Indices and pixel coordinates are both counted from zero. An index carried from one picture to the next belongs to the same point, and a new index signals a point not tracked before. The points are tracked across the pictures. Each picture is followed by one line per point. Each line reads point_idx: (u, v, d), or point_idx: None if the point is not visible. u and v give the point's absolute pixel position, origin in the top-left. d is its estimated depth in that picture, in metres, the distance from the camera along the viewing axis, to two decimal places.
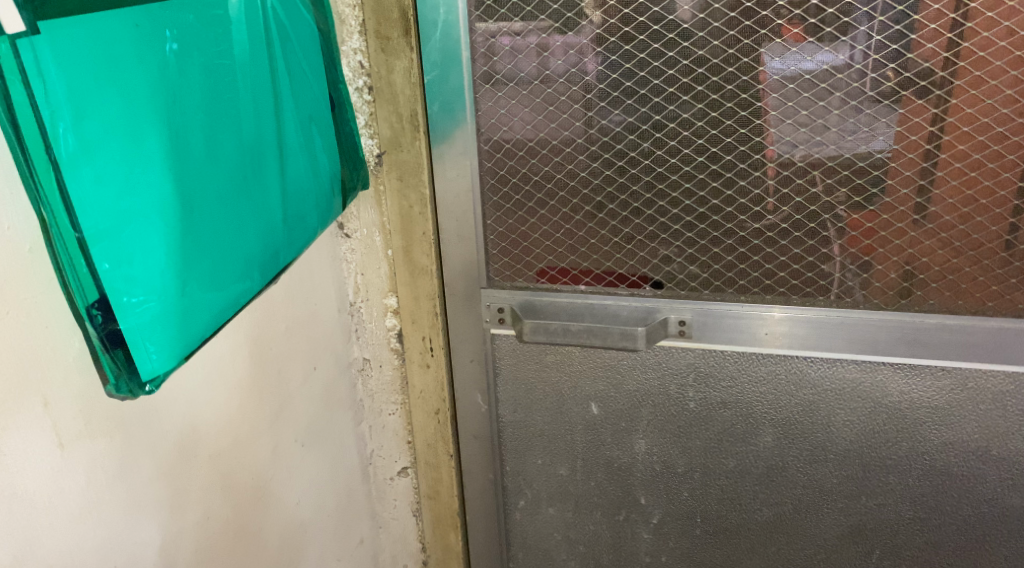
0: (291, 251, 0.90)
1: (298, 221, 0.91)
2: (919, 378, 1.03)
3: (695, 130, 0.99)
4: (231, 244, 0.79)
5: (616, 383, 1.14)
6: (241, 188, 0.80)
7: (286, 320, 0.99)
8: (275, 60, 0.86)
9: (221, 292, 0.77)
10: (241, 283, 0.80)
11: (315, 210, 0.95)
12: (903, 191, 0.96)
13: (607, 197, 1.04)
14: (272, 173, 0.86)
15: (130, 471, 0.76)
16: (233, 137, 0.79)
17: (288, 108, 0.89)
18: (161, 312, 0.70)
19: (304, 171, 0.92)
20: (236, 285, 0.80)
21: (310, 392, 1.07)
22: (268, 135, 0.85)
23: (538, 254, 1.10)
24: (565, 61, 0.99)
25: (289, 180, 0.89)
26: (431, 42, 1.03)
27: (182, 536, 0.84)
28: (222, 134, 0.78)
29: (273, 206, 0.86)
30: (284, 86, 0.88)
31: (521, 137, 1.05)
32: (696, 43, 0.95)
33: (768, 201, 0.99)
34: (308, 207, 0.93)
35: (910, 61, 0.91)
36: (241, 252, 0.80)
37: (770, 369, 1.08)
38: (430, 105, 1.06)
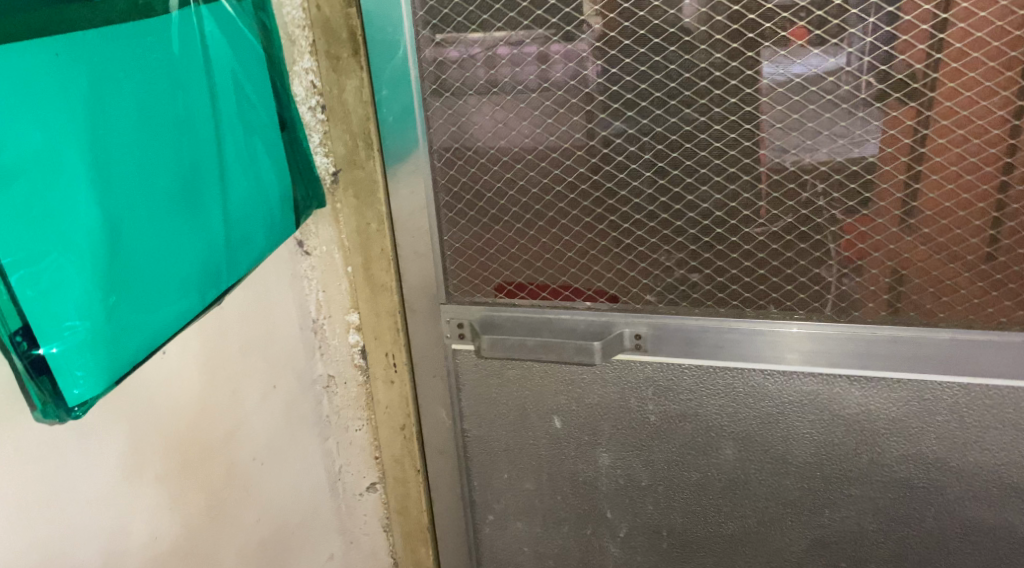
0: (235, 271, 0.91)
1: (244, 244, 0.93)
2: (875, 390, 1.02)
3: (641, 145, 0.99)
4: (165, 269, 0.81)
5: (577, 397, 1.13)
6: (175, 212, 0.82)
7: (242, 335, 1.00)
8: (215, 86, 0.88)
9: (152, 315, 0.79)
10: (177, 306, 0.82)
11: (265, 234, 0.97)
12: (850, 203, 0.96)
13: (559, 212, 1.05)
14: (212, 197, 0.87)
15: (64, 493, 0.78)
16: (169, 163, 0.81)
17: (232, 133, 0.91)
18: (88, 337, 0.72)
19: (249, 192, 0.93)
20: (171, 309, 0.82)
21: (271, 408, 1.08)
22: (207, 160, 0.87)
23: (495, 270, 1.10)
24: (512, 78, 1.00)
25: (230, 202, 0.90)
26: (381, 61, 1.04)
27: (127, 555, 0.85)
28: (156, 161, 0.80)
29: (212, 227, 0.87)
30: (225, 109, 0.90)
31: (473, 153, 1.05)
32: (638, 60, 0.96)
33: (716, 215, 1.00)
34: (254, 228, 0.94)
35: (849, 75, 0.91)
36: (174, 274, 0.82)
37: (728, 382, 1.07)
38: (383, 120, 1.07)
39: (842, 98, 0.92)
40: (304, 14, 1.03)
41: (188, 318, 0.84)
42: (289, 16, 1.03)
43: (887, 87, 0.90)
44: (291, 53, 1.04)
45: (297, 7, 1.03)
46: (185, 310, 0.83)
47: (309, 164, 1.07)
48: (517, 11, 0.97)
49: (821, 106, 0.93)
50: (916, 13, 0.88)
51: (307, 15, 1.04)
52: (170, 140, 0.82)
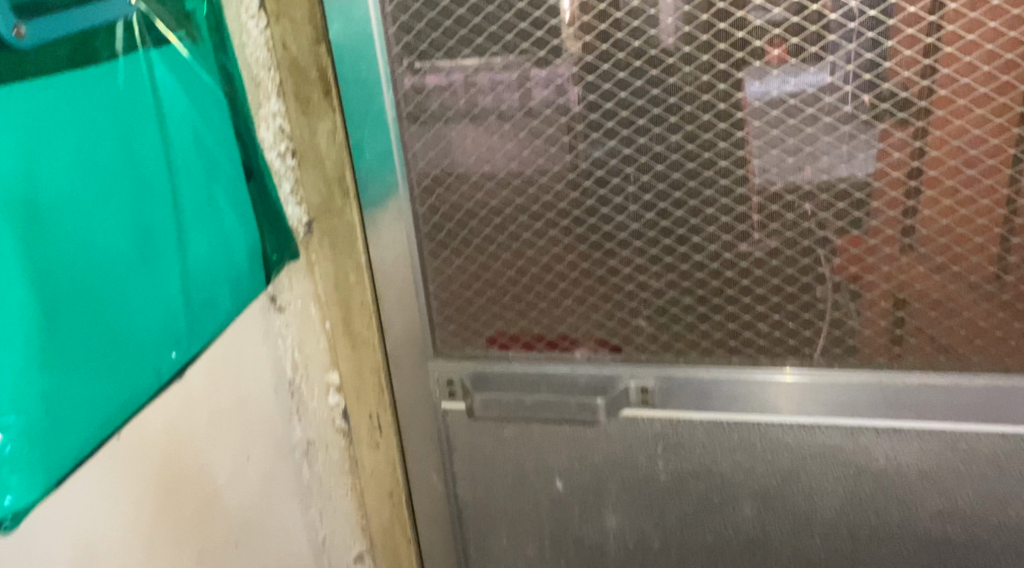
0: (194, 342, 0.83)
1: (207, 310, 0.84)
2: (905, 442, 0.94)
3: (641, 185, 0.91)
4: (117, 347, 0.72)
5: (580, 456, 1.04)
6: (124, 281, 0.73)
7: (220, 393, 0.91)
8: (170, 137, 0.80)
9: (99, 401, 0.70)
10: (128, 388, 0.74)
11: (231, 297, 0.88)
12: (870, 241, 0.88)
13: (554, 257, 0.96)
14: (168, 262, 0.79)
15: None
16: (122, 227, 0.73)
17: (192, 187, 0.83)
18: (25, 432, 0.63)
19: (209, 253, 0.84)
20: (123, 392, 0.73)
21: (258, 471, 0.98)
22: (163, 220, 0.78)
23: (486, 321, 1.01)
24: (498, 116, 0.92)
25: (189, 266, 0.81)
26: (355, 102, 0.95)
27: None
28: (105, 226, 0.71)
29: (168, 296, 0.78)
30: (180, 163, 0.81)
31: (458, 198, 0.97)
32: (635, 93, 0.88)
33: (725, 256, 0.92)
34: (218, 292, 0.86)
35: (867, 103, 0.83)
36: (123, 354, 0.73)
37: (744, 437, 0.99)
38: (358, 164, 0.98)
39: (859, 128, 0.84)
40: (269, 52, 0.94)
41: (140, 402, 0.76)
42: (252, 55, 0.92)
43: (909, 115, 0.83)
44: (257, 96, 0.93)
45: (261, 46, 0.93)
46: (137, 392, 0.75)
47: (280, 214, 0.96)
48: (500, 44, 0.89)
49: (837, 137, 0.85)
50: (938, 34, 0.79)
51: (272, 55, 0.94)
52: (122, 201, 0.73)
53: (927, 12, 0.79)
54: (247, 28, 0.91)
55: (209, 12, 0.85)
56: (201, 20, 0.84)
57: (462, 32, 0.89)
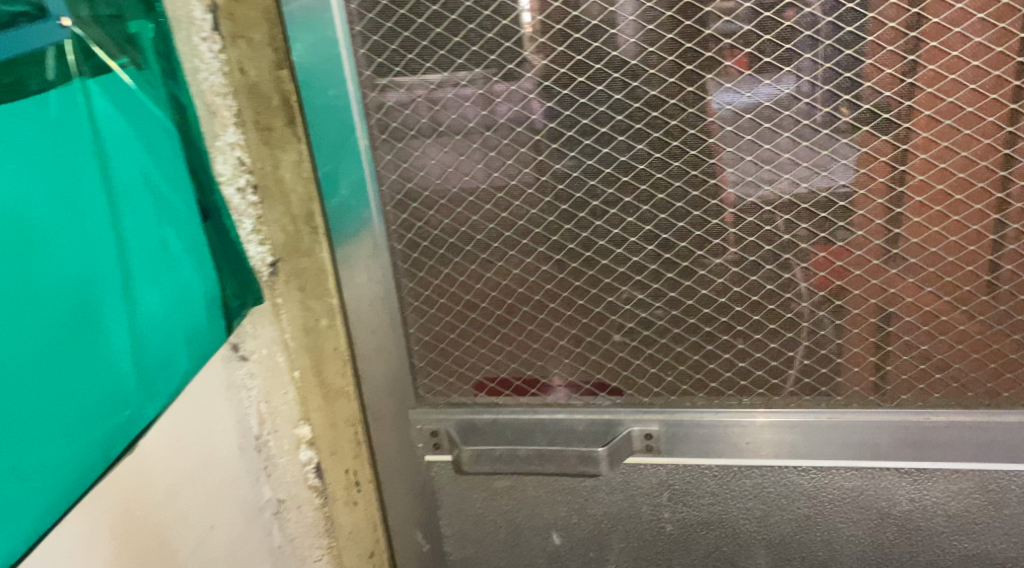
0: (144, 406, 0.73)
1: (159, 375, 0.75)
2: (931, 484, 0.88)
3: (641, 215, 0.83)
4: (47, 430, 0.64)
5: (579, 508, 0.96)
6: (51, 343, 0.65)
7: (191, 454, 0.82)
8: (112, 181, 0.71)
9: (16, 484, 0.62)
10: (61, 477, 0.65)
11: (189, 355, 0.79)
12: (891, 271, 0.81)
13: (547, 294, 0.87)
14: (111, 318, 0.70)
15: None
16: (51, 285, 0.65)
17: (139, 236, 0.74)
18: None
19: (161, 306, 0.76)
20: (54, 483, 0.64)
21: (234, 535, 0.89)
22: (104, 275, 0.69)
23: (473, 365, 0.92)
24: (482, 144, 0.83)
25: (135, 321, 0.73)
26: (324, 130, 0.86)
27: None
28: (30, 293, 0.63)
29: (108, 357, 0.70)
30: (124, 205, 0.72)
31: (439, 233, 0.88)
32: (633, 116, 0.80)
33: (734, 290, 0.84)
34: (173, 349, 0.77)
35: (886, 122, 0.77)
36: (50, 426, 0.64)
37: (756, 482, 0.91)
38: (327, 200, 0.89)
39: (879, 149, 0.78)
40: (224, 78, 0.84)
41: (78, 492, 0.67)
42: (206, 82, 0.83)
43: (932, 134, 0.77)
44: (213, 125, 0.84)
45: (215, 72, 0.83)
46: (73, 481, 0.66)
47: (241, 254, 0.87)
48: (483, 65, 0.81)
49: (855, 160, 0.79)
50: (963, 48, 0.74)
51: (228, 81, 0.84)
52: (51, 261, 0.65)
53: (951, 24, 0.74)
54: (200, 52, 0.82)
55: (156, 35, 0.76)
56: (147, 44, 0.75)
57: (441, 52, 0.81)
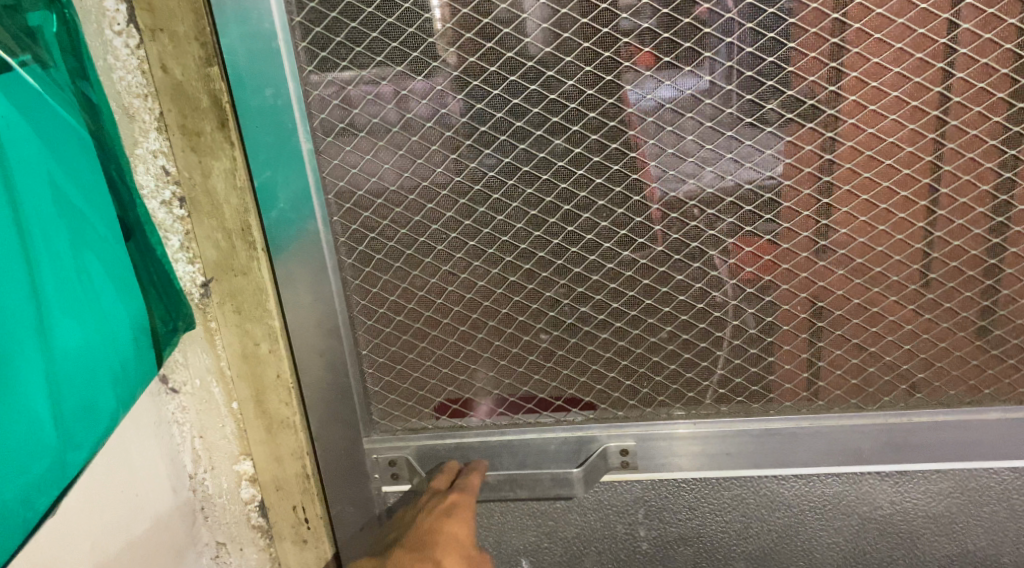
0: (58, 450, 0.65)
1: (84, 414, 0.67)
2: (911, 485, 0.86)
3: (615, 219, 0.77)
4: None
5: (549, 531, 0.90)
6: None
7: (127, 500, 0.77)
8: (22, 200, 0.64)
9: None
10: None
11: (116, 393, 0.71)
12: (876, 269, 0.78)
13: (515, 307, 0.81)
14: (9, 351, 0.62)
15: None
16: None
17: (58, 262, 0.67)
18: None
19: (78, 338, 0.68)
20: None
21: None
22: (16, 307, 0.62)
23: (434, 387, 0.85)
24: (442, 145, 0.75)
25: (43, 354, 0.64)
26: (260, 135, 0.75)
27: None
28: None
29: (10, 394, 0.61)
30: (29, 221, 0.64)
31: (394, 246, 0.79)
32: (605, 113, 0.74)
33: (714, 295, 0.80)
34: (94, 385, 0.69)
35: (874, 113, 0.73)
36: None
37: (735, 494, 0.87)
38: (265, 213, 0.78)
39: (865, 143, 0.74)
40: (144, 78, 0.76)
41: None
42: (122, 82, 0.75)
43: (920, 126, 0.73)
44: (130, 130, 0.77)
45: (132, 70, 0.75)
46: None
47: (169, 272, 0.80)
48: (440, 60, 0.73)
49: (841, 155, 0.74)
50: (951, 35, 0.71)
51: (149, 81, 0.76)
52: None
53: (940, 9, 0.70)
54: (116, 48, 0.74)
55: (60, 28, 0.70)
56: (50, 42, 0.68)
57: (394, 44, 0.72)
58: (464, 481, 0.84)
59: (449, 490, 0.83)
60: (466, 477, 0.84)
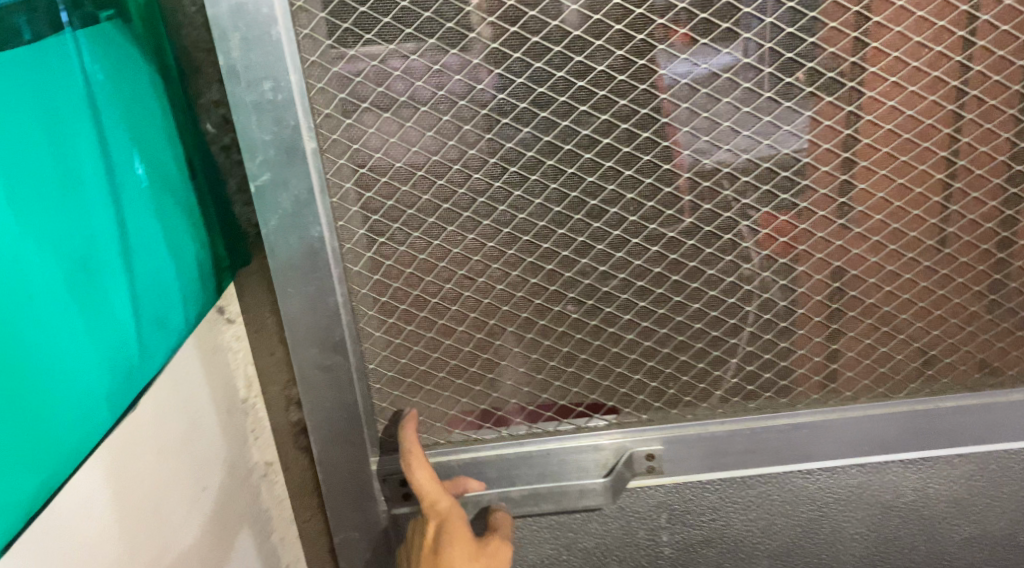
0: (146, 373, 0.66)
1: (160, 331, 0.67)
2: (933, 471, 0.85)
3: (644, 213, 0.72)
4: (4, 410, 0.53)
5: (568, 543, 0.86)
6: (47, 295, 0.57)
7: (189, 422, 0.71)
8: (103, 130, 0.64)
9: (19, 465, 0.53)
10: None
11: (184, 314, 0.71)
12: (907, 256, 0.74)
13: (536, 311, 0.75)
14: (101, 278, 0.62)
15: None
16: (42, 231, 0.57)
17: (131, 195, 0.66)
18: None
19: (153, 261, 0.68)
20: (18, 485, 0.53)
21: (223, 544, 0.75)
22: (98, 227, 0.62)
23: (447, 400, 0.79)
24: (459, 140, 0.69)
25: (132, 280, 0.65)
26: (259, 133, 0.67)
27: None
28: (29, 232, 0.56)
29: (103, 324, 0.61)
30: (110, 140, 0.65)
31: (405, 250, 0.72)
32: (636, 100, 0.68)
33: (744, 290, 0.75)
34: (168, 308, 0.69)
35: (912, 95, 0.68)
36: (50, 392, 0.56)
37: (760, 492, 0.85)
38: (264, 221, 0.70)
39: (903, 126, 0.69)
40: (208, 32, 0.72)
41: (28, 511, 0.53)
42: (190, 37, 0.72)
43: (957, 107, 0.69)
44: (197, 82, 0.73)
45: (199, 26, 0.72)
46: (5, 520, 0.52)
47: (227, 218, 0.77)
48: (459, 47, 0.66)
49: (878, 139, 0.70)
50: (994, 11, 0.67)
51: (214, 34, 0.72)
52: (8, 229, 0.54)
53: None
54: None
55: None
56: None
57: (407, 31, 0.65)
58: (426, 505, 0.76)
59: (427, 515, 0.76)
60: (424, 498, 0.76)
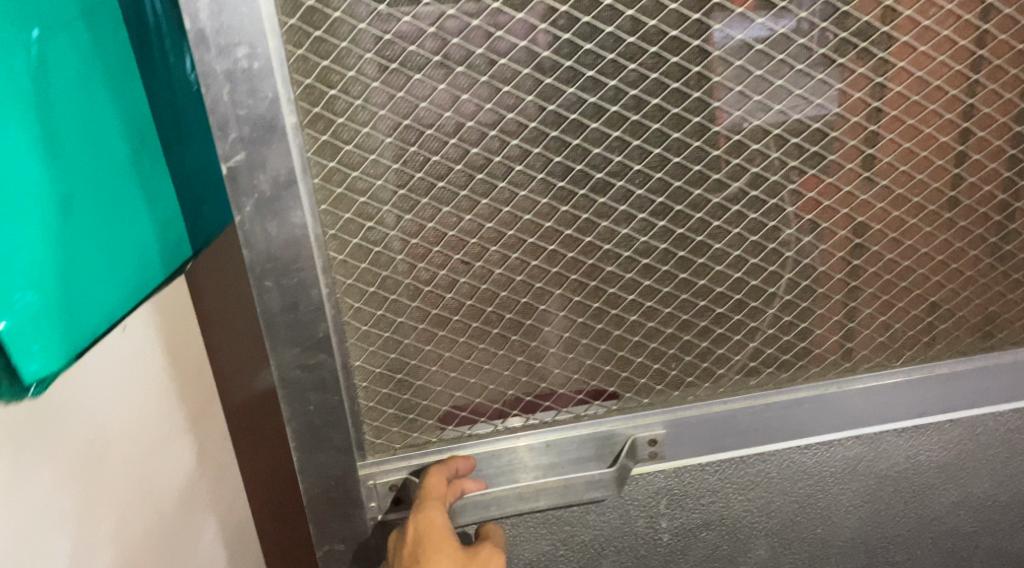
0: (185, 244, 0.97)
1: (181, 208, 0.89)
2: (925, 438, 0.84)
3: (651, 186, 0.68)
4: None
5: (565, 538, 0.81)
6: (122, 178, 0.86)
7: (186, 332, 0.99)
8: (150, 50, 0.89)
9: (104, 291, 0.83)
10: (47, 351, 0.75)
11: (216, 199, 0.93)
12: (909, 222, 0.73)
13: (536, 295, 0.70)
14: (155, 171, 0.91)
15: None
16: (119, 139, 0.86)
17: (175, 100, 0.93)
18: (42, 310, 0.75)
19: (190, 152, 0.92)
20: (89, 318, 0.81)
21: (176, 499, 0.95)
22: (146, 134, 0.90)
23: (438, 396, 0.73)
24: (456, 112, 0.63)
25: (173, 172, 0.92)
26: (232, 106, 0.59)
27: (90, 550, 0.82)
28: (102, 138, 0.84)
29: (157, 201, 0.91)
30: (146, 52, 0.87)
31: (396, 236, 0.66)
32: (645, 65, 0.64)
33: (750, 264, 0.72)
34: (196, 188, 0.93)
35: (922, 55, 0.67)
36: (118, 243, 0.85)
37: (758, 470, 0.82)
38: (238, 207, 0.62)
39: (911, 88, 0.68)
40: None
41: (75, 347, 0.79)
42: None
43: (965, 67, 0.68)
44: None
45: None
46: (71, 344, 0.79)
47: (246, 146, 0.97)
48: (458, 7, 0.60)
49: (887, 102, 0.68)
50: None
51: None
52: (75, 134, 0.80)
53: None
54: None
55: None
56: None
57: None
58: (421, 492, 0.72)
59: (421, 503, 0.70)
60: (422, 484, 0.72)
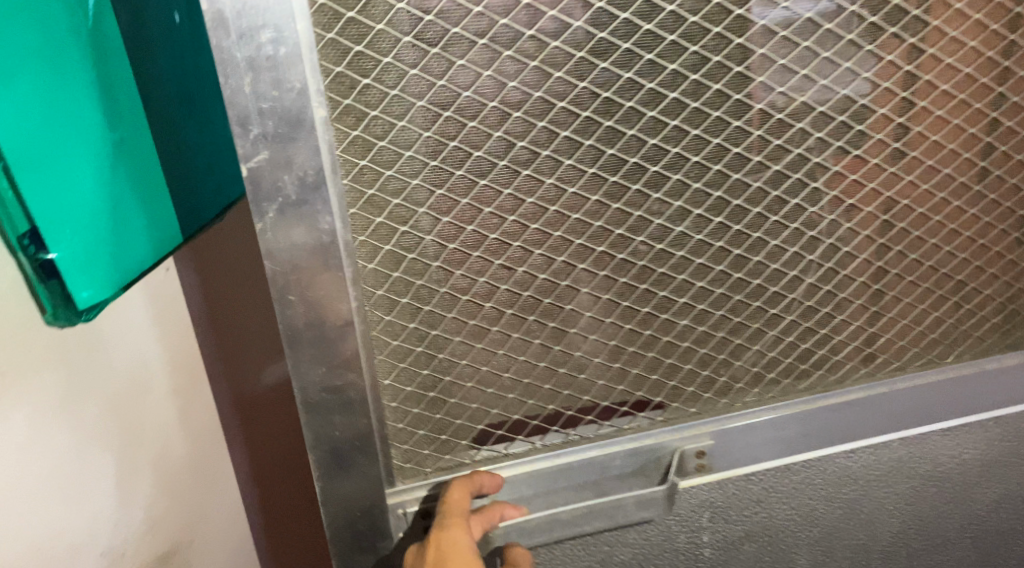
0: None
1: None
2: (970, 438, 0.80)
3: (708, 180, 0.62)
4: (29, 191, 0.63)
5: (602, 559, 0.75)
6: None
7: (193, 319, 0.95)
8: None
9: None
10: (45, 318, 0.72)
11: None
12: (969, 213, 0.68)
13: (580, 301, 0.64)
14: None
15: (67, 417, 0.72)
16: None
17: None
18: None
19: None
20: None
21: (190, 478, 0.91)
22: None
23: (473, 414, 0.67)
24: (502, 102, 0.57)
25: None
26: (254, 99, 0.53)
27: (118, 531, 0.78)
28: None
29: None
30: None
31: (432, 241, 0.59)
32: (706, 47, 0.59)
33: (806, 262, 0.67)
34: None
35: (992, 35, 0.62)
36: None
37: (804, 477, 0.77)
38: (259, 211, 0.56)
39: (980, 70, 0.63)
40: None
41: None
42: None
43: None
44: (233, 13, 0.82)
45: None
46: None
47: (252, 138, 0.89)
48: None
49: (954, 85, 0.63)
50: None
51: None
52: None
53: None
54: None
55: None
56: None
57: None
58: (442, 509, 0.66)
59: (444, 517, 0.65)
60: (444, 500, 0.66)
